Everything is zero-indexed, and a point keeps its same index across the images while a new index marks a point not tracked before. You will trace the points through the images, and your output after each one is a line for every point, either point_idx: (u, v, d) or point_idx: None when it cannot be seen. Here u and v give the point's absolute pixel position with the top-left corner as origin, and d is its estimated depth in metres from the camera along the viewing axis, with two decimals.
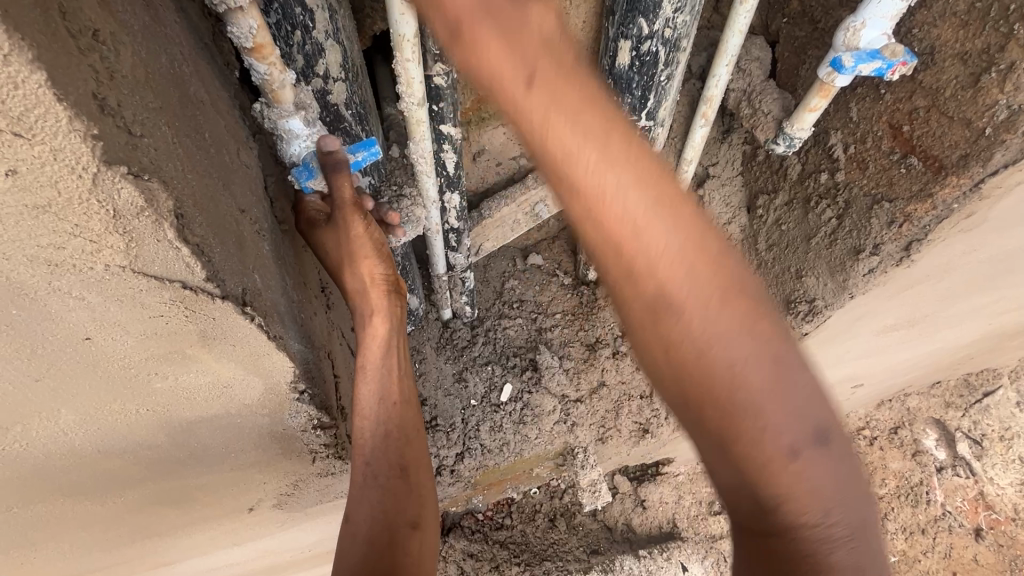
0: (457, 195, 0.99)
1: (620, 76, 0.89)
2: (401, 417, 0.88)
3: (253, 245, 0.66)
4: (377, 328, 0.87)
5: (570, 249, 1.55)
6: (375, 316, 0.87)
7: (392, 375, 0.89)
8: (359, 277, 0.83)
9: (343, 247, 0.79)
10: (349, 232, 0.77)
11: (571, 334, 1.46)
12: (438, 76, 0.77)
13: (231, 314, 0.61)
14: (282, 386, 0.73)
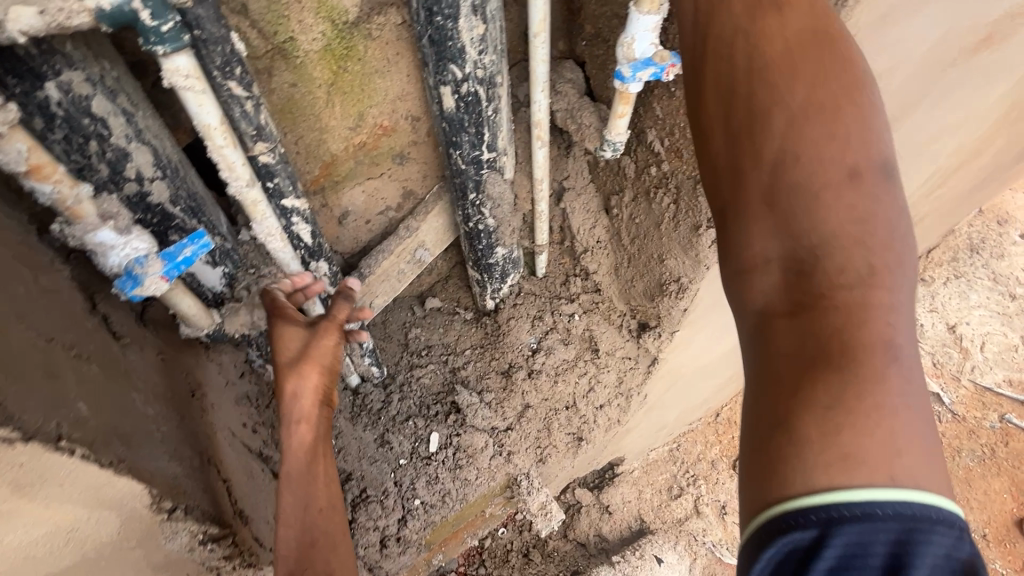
0: (324, 262, 0.98)
1: (452, 118, 0.98)
2: (325, 526, 0.84)
3: (60, 385, 0.69)
4: (303, 434, 0.85)
5: (465, 285, 1.53)
6: (303, 423, 0.86)
7: (317, 480, 0.86)
8: (303, 386, 0.84)
9: (303, 350, 0.84)
10: (320, 335, 0.85)
11: (485, 365, 1.46)
12: (262, 154, 0.76)
13: (43, 454, 0.62)
14: (143, 510, 0.72)
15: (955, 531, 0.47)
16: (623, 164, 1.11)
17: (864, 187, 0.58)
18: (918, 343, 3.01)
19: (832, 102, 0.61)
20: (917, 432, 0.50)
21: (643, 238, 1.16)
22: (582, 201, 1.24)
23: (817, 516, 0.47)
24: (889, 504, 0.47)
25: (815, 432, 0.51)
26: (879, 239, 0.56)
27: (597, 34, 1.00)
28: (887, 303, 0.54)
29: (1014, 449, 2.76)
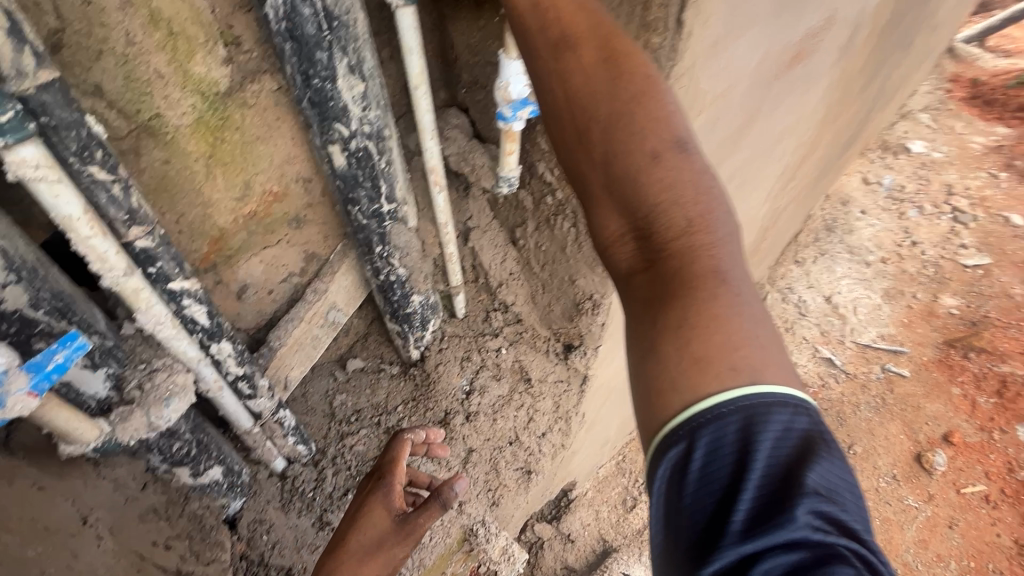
0: (226, 342, 0.91)
1: (346, 175, 0.97)
2: None
3: None
4: None
5: (385, 339, 1.50)
6: None
7: None
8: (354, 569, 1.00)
9: (386, 531, 1.04)
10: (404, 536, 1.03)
11: (421, 418, 1.41)
12: (140, 238, 0.71)
13: None
14: None
15: (789, 408, 0.54)
16: (521, 197, 1.16)
17: (670, 161, 0.64)
18: (805, 317, 3.40)
19: (630, 100, 0.67)
20: (752, 346, 0.57)
21: (553, 262, 1.20)
22: (489, 237, 1.28)
23: (683, 430, 0.54)
24: (726, 401, 0.54)
25: (677, 373, 0.57)
26: (691, 193, 0.64)
27: (475, 80, 1.06)
28: (710, 243, 0.62)
29: (899, 394, 3.14)
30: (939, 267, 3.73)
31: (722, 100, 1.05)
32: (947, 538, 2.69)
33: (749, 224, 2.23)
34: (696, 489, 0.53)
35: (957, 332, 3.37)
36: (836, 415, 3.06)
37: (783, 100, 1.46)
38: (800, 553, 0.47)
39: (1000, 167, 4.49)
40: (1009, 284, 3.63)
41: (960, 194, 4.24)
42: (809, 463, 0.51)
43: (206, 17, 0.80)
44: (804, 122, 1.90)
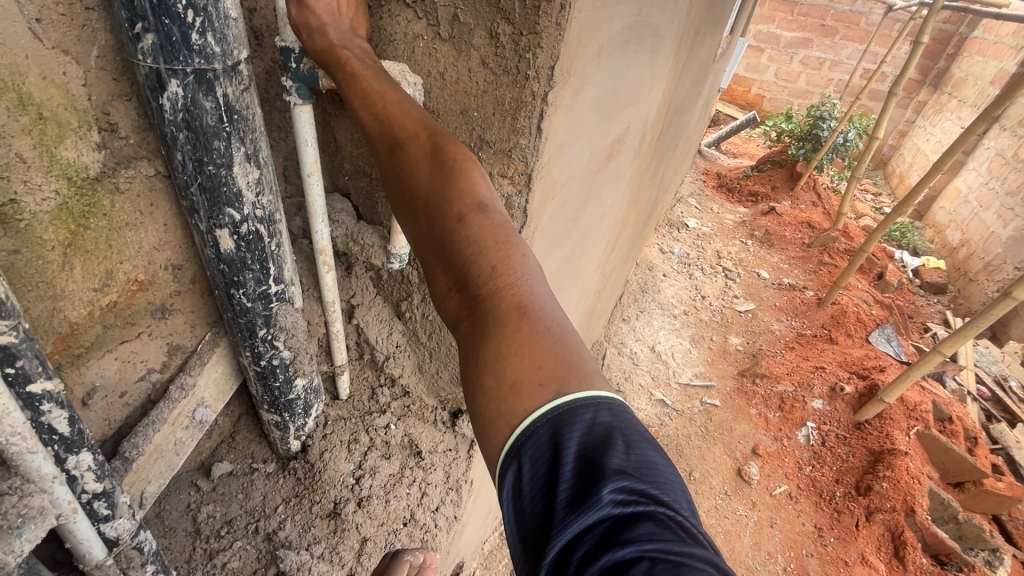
0: (87, 453, 0.79)
1: (231, 258, 0.96)
2: None
3: None
4: None
5: (257, 435, 1.38)
6: None
7: None
8: None
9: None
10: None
11: (304, 517, 1.29)
12: (4, 335, 0.64)
13: None
14: None
15: (591, 410, 0.65)
16: (406, 273, 1.25)
17: (474, 219, 0.74)
18: (638, 367, 3.97)
19: (440, 170, 0.76)
20: (556, 363, 0.69)
21: (439, 330, 1.29)
22: (373, 312, 1.33)
23: (511, 452, 0.65)
24: (542, 415, 0.65)
25: (499, 400, 0.68)
26: (494, 245, 0.74)
27: (357, 168, 1.15)
28: (515, 284, 0.73)
29: (716, 421, 3.77)
30: (723, 315, 4.72)
31: (565, 186, 1.29)
32: (771, 536, 3.20)
33: (586, 290, 2.58)
34: (531, 492, 0.62)
35: (744, 364, 4.25)
36: (674, 447, 3.54)
37: (602, 188, 1.83)
38: (608, 525, 0.58)
39: (747, 237, 5.97)
40: (769, 323, 4.75)
41: (727, 257, 5.49)
42: (610, 450, 0.61)
43: (81, 105, 0.78)
44: (617, 203, 2.36)
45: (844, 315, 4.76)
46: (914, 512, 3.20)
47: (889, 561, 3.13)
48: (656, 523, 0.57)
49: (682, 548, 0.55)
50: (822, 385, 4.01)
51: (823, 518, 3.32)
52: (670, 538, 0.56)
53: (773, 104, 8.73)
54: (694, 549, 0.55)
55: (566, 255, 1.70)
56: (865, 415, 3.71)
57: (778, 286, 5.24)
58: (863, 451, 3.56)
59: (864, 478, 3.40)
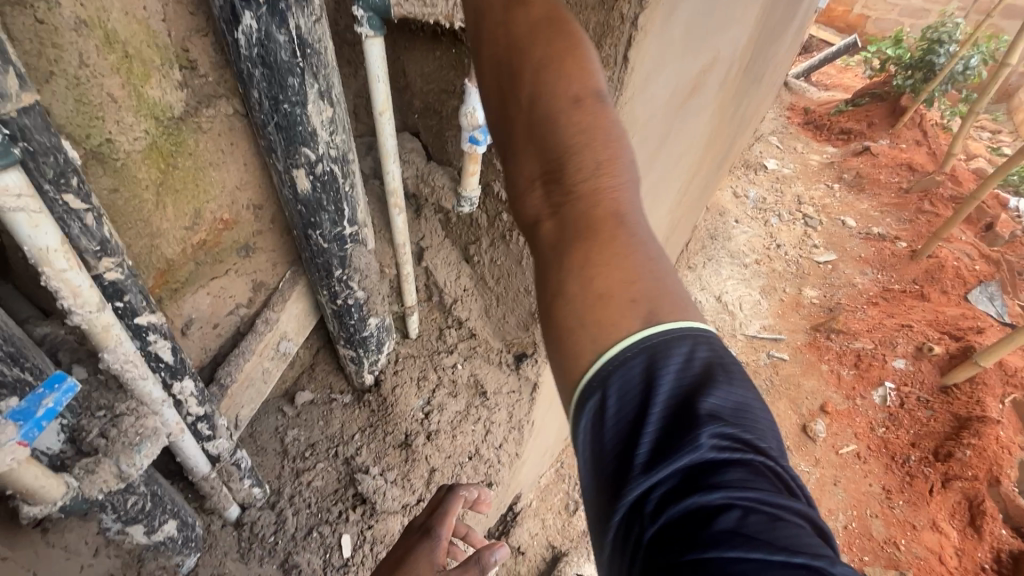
0: (189, 380, 0.86)
1: (308, 198, 0.96)
2: None
3: None
4: None
5: (334, 367, 1.45)
6: None
7: None
8: None
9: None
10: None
11: (379, 445, 1.38)
12: (110, 271, 0.67)
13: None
14: None
15: (688, 343, 0.59)
16: (476, 217, 1.23)
17: (590, 107, 0.70)
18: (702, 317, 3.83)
19: (558, 46, 0.72)
20: (648, 279, 0.63)
21: (507, 275, 1.28)
22: (442, 255, 1.32)
23: (596, 380, 0.58)
24: (639, 338, 0.59)
25: (580, 312, 0.63)
26: (601, 141, 0.69)
27: (427, 106, 1.11)
28: (617, 186, 0.67)
29: (784, 376, 3.62)
30: (800, 265, 4.41)
31: (644, 122, 1.17)
32: (833, 494, 3.10)
33: None
34: (614, 428, 0.57)
35: (820, 318, 3.99)
36: None
37: (684, 119, 1.66)
38: (704, 471, 0.52)
39: (834, 180, 5.42)
40: (852, 276, 4.38)
41: (809, 203, 5.05)
42: (708, 390, 0.56)
43: (163, 41, 0.78)
44: (699, 132, 2.16)
45: (941, 271, 4.34)
46: (999, 482, 3.00)
47: (961, 529, 2.98)
48: (750, 471, 0.52)
49: (778, 499, 0.51)
50: (907, 345, 3.73)
51: (893, 480, 3.16)
52: (765, 487, 0.51)
53: (879, 26, 7.61)
54: (792, 503, 0.50)
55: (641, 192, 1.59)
56: (954, 378, 3.44)
57: (866, 235, 4.79)
58: (947, 417, 3.34)
59: (945, 444, 3.21)
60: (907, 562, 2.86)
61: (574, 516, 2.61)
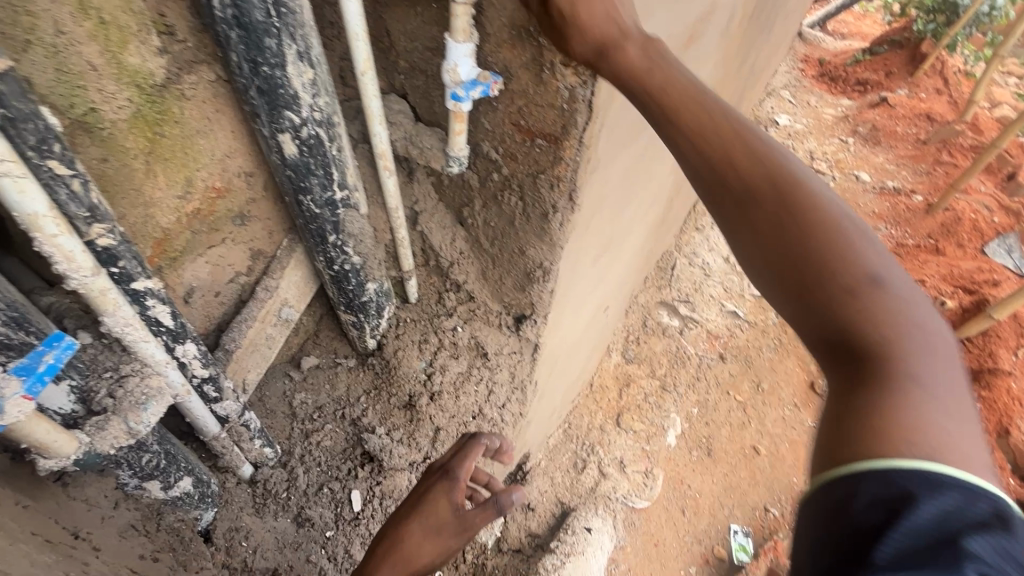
0: (192, 343, 0.89)
1: (296, 163, 0.97)
2: None
3: None
4: None
5: (337, 332, 1.48)
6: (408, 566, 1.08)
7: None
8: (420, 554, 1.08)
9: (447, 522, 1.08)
10: (458, 530, 1.07)
11: (384, 406, 1.42)
12: (102, 236, 0.70)
13: None
14: None
15: (970, 491, 0.53)
16: (467, 179, 1.22)
17: (865, 292, 0.69)
18: (710, 278, 3.79)
19: (796, 195, 0.76)
20: (936, 441, 0.58)
21: (501, 237, 1.28)
22: (437, 219, 1.34)
23: (848, 477, 0.56)
24: (908, 467, 0.55)
25: (842, 445, 0.61)
26: (891, 321, 0.68)
27: (413, 66, 1.09)
28: (901, 362, 0.65)
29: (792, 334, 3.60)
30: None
31: None
32: None
33: (651, 207, 2.43)
34: (858, 512, 0.53)
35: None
36: (743, 360, 3.48)
37: (682, 71, 1.61)
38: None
39: (849, 133, 5.25)
40: None
41: (822, 159, 4.91)
42: (979, 527, 0.50)
43: (138, 5, 0.77)
44: (702, 84, 2.09)
45: (957, 224, 4.25)
46: (1009, 434, 3.00)
47: None
48: None
49: None
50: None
51: None
52: None
53: None
54: None
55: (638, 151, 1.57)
56: (966, 333, 3.38)
57: (882, 189, 4.65)
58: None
59: None
60: None
61: (581, 475, 2.66)
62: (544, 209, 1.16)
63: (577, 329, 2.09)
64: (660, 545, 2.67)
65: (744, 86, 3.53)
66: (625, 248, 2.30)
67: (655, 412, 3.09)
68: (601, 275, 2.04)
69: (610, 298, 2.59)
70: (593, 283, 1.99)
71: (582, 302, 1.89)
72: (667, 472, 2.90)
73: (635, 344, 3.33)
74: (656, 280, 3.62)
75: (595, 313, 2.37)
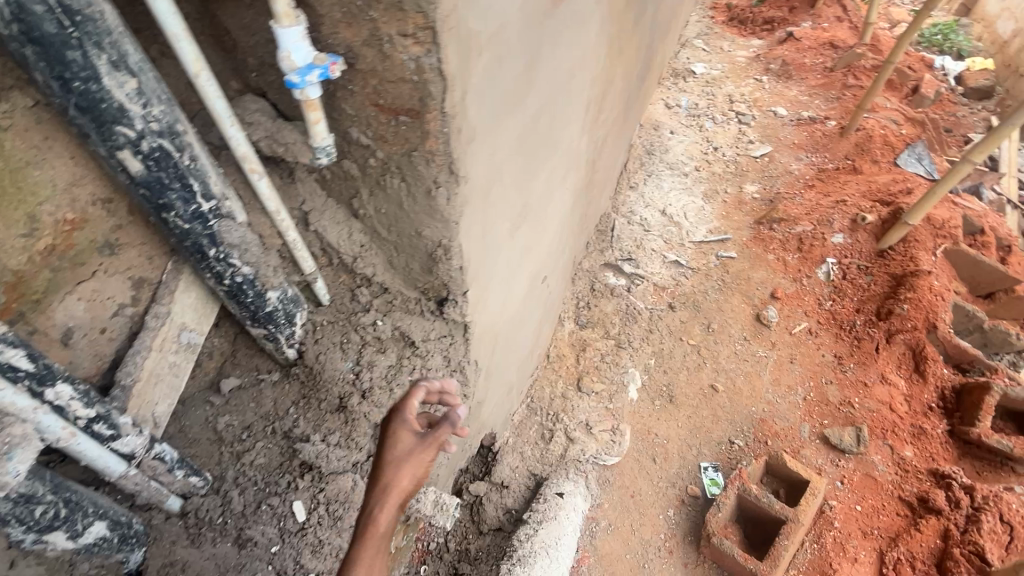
0: (63, 385, 0.92)
1: (148, 180, 0.93)
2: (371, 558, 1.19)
3: None
4: (379, 518, 1.23)
5: (253, 348, 1.44)
6: (399, 489, 1.26)
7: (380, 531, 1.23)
8: (403, 474, 1.27)
9: (412, 445, 1.31)
10: (425, 445, 1.30)
11: (316, 413, 1.40)
12: None
13: None
14: None
15: None
16: (348, 169, 1.20)
17: None
18: (650, 233, 3.88)
19: None
20: None
21: (395, 222, 1.26)
22: (328, 215, 1.31)
23: None
24: None
25: None
26: None
27: (262, 61, 1.06)
28: None
29: (733, 273, 3.75)
30: (739, 164, 4.46)
31: (496, 32, 1.12)
32: (791, 370, 3.26)
33: (569, 170, 2.45)
34: None
35: (762, 210, 4.09)
36: (691, 305, 3.60)
37: (559, 26, 1.59)
38: None
39: (763, 72, 5.40)
40: (788, 164, 4.45)
41: (740, 100, 5.06)
42: None
43: None
44: (593, 36, 2.08)
45: (870, 141, 4.46)
46: (937, 328, 3.18)
47: (909, 376, 3.13)
48: None
49: None
50: (844, 221, 3.87)
51: (843, 347, 3.31)
52: None
53: None
54: None
55: (529, 111, 1.56)
56: (890, 241, 3.60)
57: (798, 120, 4.83)
58: (885, 279, 3.50)
59: (885, 303, 3.37)
60: (863, 418, 2.96)
61: (550, 444, 2.72)
62: (427, 186, 1.15)
63: (514, 300, 2.10)
64: (637, 495, 2.74)
65: (652, 40, 3.57)
66: (550, 213, 2.32)
67: (614, 370, 3.17)
68: (527, 242, 2.05)
69: (547, 266, 2.61)
70: (520, 251, 2.00)
71: (510, 271, 1.90)
72: (633, 425, 2.98)
73: (586, 307, 3.48)
74: (597, 243, 3.75)
75: (532, 282, 2.38)
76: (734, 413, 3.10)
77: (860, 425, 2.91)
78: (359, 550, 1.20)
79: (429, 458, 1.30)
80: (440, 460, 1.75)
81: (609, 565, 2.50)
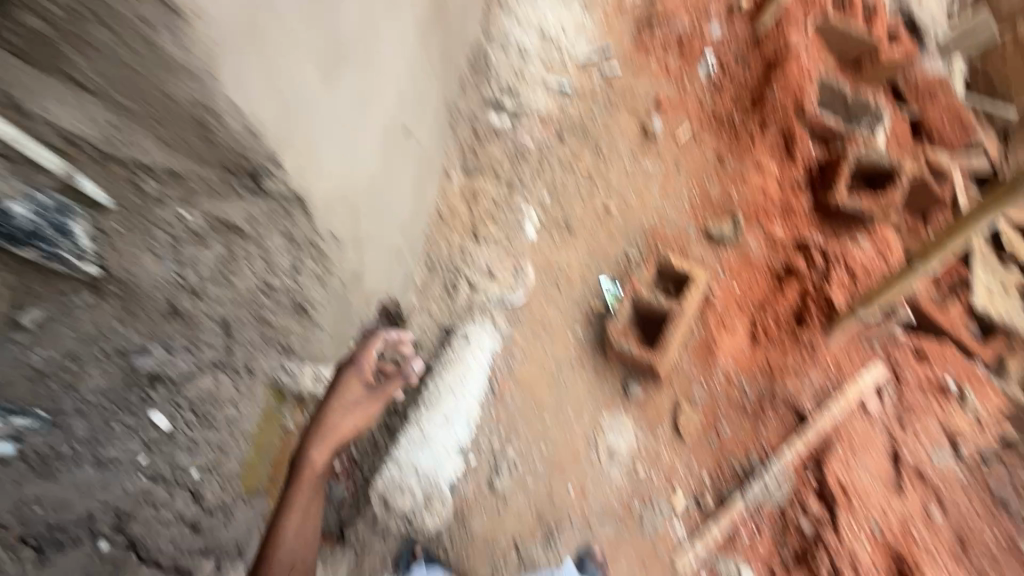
0: None
1: None
2: (305, 480, 1.81)
3: None
4: (320, 453, 1.85)
5: (43, 274, 1.24)
6: (342, 426, 1.90)
7: (317, 460, 1.83)
8: (349, 417, 1.92)
9: (361, 396, 1.96)
10: (374, 396, 1.98)
11: (152, 321, 1.45)
12: None
13: None
14: None
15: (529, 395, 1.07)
16: (36, 29, 0.98)
17: None
18: (530, 59, 3.55)
19: None
20: None
21: (140, 89, 1.08)
22: (53, 98, 1.07)
23: None
24: None
25: None
26: None
27: None
28: None
29: (619, 88, 3.59)
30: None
31: None
32: (678, 176, 3.33)
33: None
34: None
35: (643, 10, 3.79)
36: (580, 132, 3.47)
37: None
38: None
39: None
40: None
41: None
42: None
43: None
44: None
45: None
46: (803, 109, 3.26)
47: (781, 160, 3.26)
48: None
49: None
50: (721, 11, 3.71)
51: (724, 143, 3.37)
52: None
53: None
54: None
55: None
56: (763, 20, 3.50)
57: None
58: (760, 65, 3.49)
59: (759, 89, 3.40)
60: (741, 207, 3.15)
61: (456, 296, 2.82)
62: (148, 34, 1.00)
63: (365, 153, 1.92)
64: (546, 324, 2.92)
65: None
66: (387, 43, 2.01)
67: (508, 213, 3.14)
68: (360, 82, 1.80)
69: (405, 112, 2.37)
70: (354, 95, 1.77)
71: (344, 119, 1.69)
72: (535, 262, 3.06)
73: (471, 154, 3.30)
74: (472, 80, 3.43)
75: (388, 130, 2.17)
76: (628, 229, 3.22)
77: (738, 214, 3.11)
78: (302, 474, 1.81)
79: (372, 407, 1.97)
80: (320, 333, 1.73)
81: (529, 388, 2.75)
